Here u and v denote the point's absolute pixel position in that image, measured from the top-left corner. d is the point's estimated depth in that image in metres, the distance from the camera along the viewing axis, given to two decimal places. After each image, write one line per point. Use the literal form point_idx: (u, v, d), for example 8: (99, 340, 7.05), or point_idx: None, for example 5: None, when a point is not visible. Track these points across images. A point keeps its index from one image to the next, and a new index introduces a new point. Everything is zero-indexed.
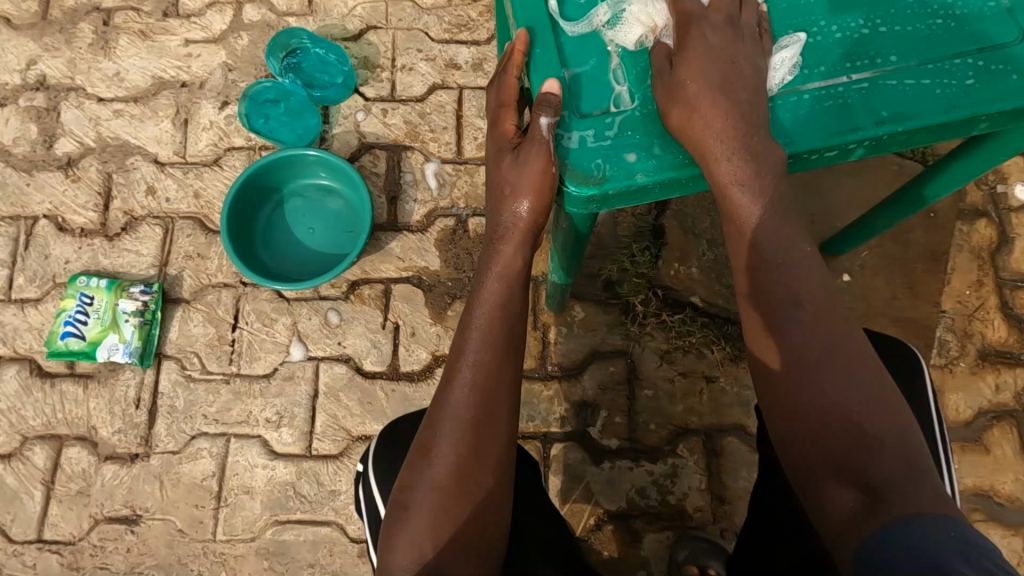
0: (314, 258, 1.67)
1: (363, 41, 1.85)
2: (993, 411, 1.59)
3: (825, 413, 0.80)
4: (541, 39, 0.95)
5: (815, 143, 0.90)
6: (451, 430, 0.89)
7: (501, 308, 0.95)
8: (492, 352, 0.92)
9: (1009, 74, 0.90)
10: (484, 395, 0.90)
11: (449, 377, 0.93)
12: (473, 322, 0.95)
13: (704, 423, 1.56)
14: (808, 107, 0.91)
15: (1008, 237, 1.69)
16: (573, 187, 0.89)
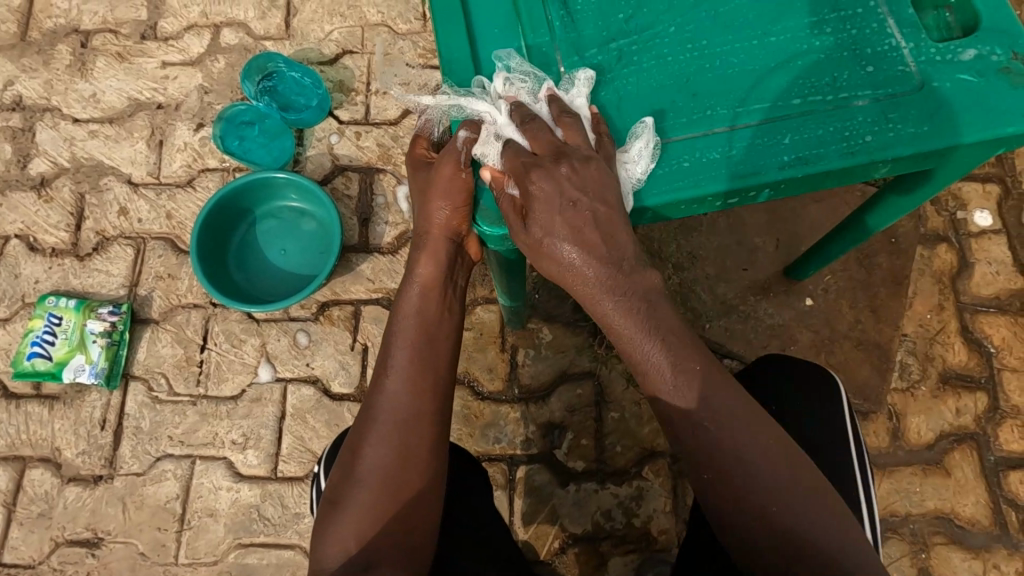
0: (286, 278, 1.68)
1: (339, 65, 1.88)
2: (954, 435, 1.61)
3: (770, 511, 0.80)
4: (465, 85, 1.03)
5: (713, 186, 0.94)
6: (379, 433, 0.91)
7: (422, 315, 1.01)
8: (415, 358, 0.97)
9: (906, 125, 0.94)
10: (408, 399, 0.93)
11: (378, 383, 0.96)
12: (399, 329, 1.00)
13: (670, 445, 1.58)
14: (712, 151, 0.96)
15: (968, 262, 1.73)
16: (485, 225, 0.97)
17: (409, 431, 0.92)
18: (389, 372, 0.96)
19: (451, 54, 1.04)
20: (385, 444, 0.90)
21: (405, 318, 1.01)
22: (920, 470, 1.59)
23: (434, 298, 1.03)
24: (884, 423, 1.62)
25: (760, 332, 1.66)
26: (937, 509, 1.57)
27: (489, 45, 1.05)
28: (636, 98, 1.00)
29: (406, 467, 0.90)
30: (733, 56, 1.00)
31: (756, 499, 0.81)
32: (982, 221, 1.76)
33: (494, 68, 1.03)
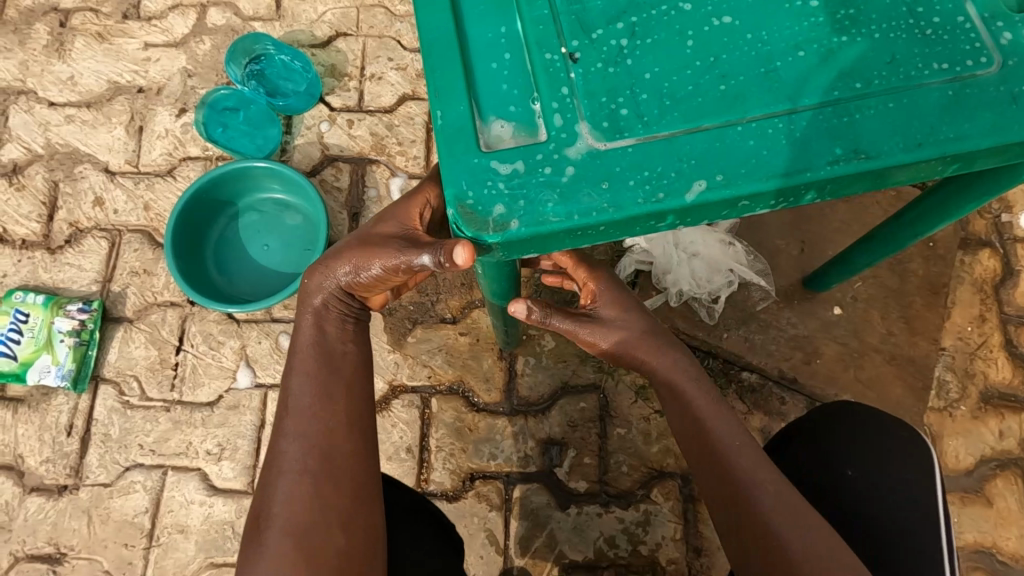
0: (268, 277, 1.56)
1: (331, 48, 1.76)
2: (996, 460, 1.46)
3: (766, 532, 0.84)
4: (438, 60, 0.78)
5: (755, 185, 0.71)
6: (280, 486, 0.81)
7: (323, 348, 0.93)
8: (318, 398, 0.88)
9: (995, 108, 0.72)
10: (313, 438, 0.84)
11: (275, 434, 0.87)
12: (297, 368, 0.91)
13: (681, 465, 1.44)
14: (755, 139, 0.73)
15: (1013, 269, 1.57)
16: (472, 235, 0.72)
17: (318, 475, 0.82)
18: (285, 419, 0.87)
19: (428, 22, 0.79)
20: (290, 496, 0.80)
21: (303, 355, 0.92)
22: (957, 498, 1.44)
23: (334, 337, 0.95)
24: None
25: (780, 344, 1.52)
26: (976, 542, 1.42)
27: (475, 14, 0.80)
28: (657, 78, 0.76)
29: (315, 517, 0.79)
30: (764, 31, 0.77)
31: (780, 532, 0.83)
32: None
33: (482, 41, 0.79)
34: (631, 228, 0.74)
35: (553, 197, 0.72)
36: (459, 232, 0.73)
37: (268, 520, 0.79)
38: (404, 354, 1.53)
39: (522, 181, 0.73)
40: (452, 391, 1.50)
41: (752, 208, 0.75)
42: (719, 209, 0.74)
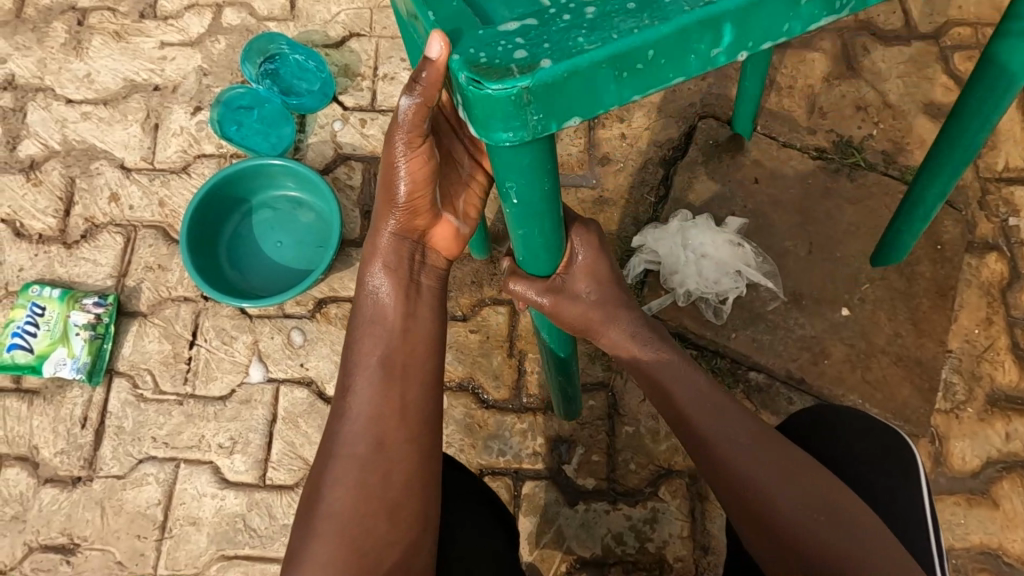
0: (280, 273, 1.58)
1: (345, 48, 1.78)
2: (1003, 462, 1.46)
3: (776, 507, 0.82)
4: None
5: None
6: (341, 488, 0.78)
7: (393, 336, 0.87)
8: (387, 396, 0.83)
9: None
10: (378, 438, 0.81)
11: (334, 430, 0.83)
12: (362, 361, 0.86)
13: (689, 464, 1.45)
14: None
15: (1020, 272, 1.58)
16: (491, 88, 0.59)
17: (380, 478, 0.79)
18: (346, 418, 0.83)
19: None
20: (349, 498, 0.78)
21: (368, 347, 0.87)
22: (964, 500, 1.45)
23: (403, 321, 0.89)
24: (925, 447, 1.48)
25: (789, 344, 1.53)
26: (982, 544, 1.42)
27: None
28: None
29: (379, 521, 0.77)
30: None
31: (785, 503, 0.82)
32: None
33: None
34: (674, 61, 0.62)
35: (577, 30, 0.61)
36: (477, 91, 0.60)
37: (324, 523, 0.77)
38: None
39: (539, 32, 0.61)
40: (462, 387, 1.51)
41: (817, 15, 0.64)
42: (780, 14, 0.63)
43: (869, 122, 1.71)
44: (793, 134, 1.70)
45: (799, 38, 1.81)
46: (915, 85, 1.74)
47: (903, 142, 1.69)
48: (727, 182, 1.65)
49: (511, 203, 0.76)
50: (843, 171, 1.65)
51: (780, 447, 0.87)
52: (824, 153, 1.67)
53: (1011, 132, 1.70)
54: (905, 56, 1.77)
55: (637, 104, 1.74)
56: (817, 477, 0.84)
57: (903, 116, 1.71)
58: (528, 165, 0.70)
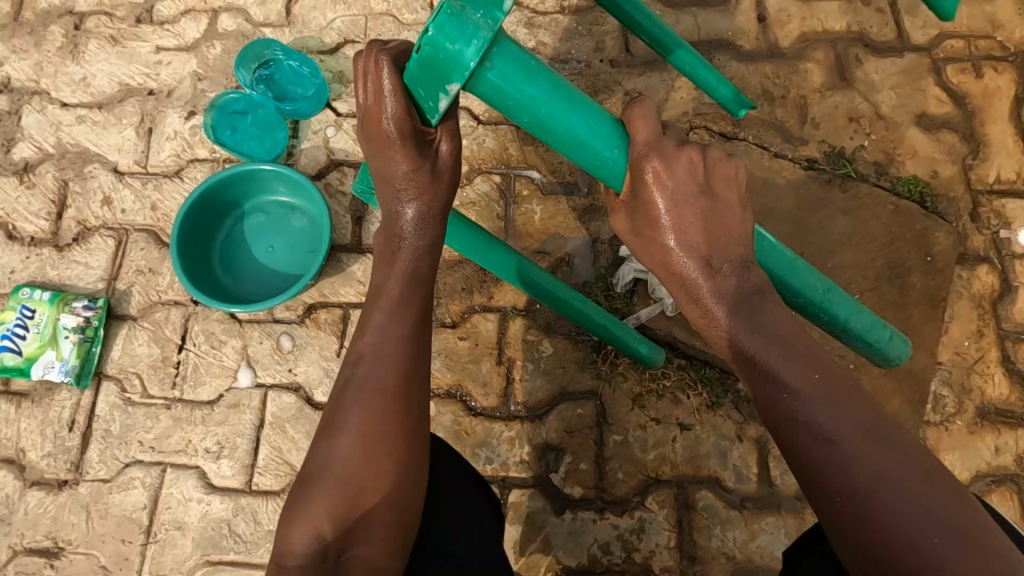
0: (273, 278, 1.58)
1: (340, 55, 1.79)
2: (992, 475, 1.46)
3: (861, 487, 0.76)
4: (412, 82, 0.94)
5: None
6: (349, 429, 0.86)
7: (406, 288, 0.99)
8: (400, 343, 0.93)
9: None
10: (384, 385, 0.88)
11: (347, 372, 0.92)
12: (378, 307, 0.97)
13: (677, 473, 1.45)
14: None
15: (1011, 285, 1.58)
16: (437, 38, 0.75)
17: (382, 424, 0.86)
18: (357, 361, 0.93)
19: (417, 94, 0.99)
20: (354, 441, 0.85)
21: (385, 292, 0.99)
22: None
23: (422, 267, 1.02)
24: None
25: None
26: None
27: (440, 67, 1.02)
28: None
29: (374, 469, 0.83)
30: None
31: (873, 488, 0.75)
32: None
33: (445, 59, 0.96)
34: None
35: None
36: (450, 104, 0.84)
37: (330, 464, 0.85)
38: None
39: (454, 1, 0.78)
40: (450, 394, 1.51)
41: None
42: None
43: (861, 133, 1.72)
44: (785, 144, 1.70)
45: (793, 48, 1.81)
46: (907, 96, 1.75)
47: (895, 154, 1.69)
48: None
49: (527, 119, 0.88)
50: (835, 181, 1.66)
51: (873, 427, 0.80)
52: (815, 163, 1.68)
53: (1003, 144, 1.70)
54: (898, 68, 1.78)
55: None
56: (912, 463, 0.77)
57: (895, 128, 1.72)
58: (517, 74, 0.82)
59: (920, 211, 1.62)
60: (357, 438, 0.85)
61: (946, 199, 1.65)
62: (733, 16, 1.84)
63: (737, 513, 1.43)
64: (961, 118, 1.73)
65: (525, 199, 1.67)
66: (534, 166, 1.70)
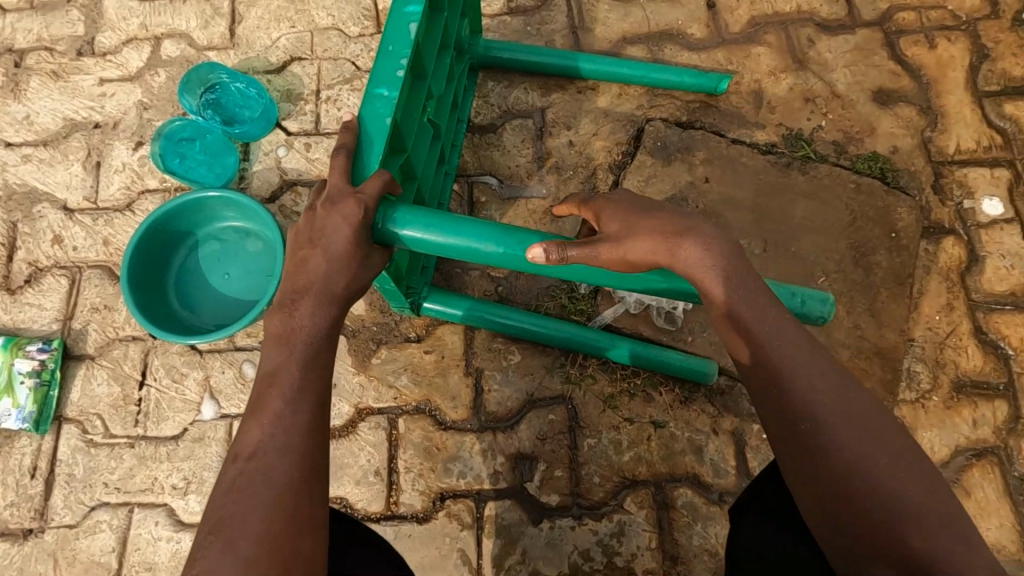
0: (233, 306, 1.55)
1: (286, 73, 1.77)
2: (972, 449, 1.45)
3: (847, 470, 0.76)
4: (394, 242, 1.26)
5: (392, 46, 1.08)
6: (244, 531, 0.75)
7: (308, 374, 0.91)
8: (303, 433, 0.85)
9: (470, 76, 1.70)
10: (289, 475, 0.81)
11: (235, 467, 0.82)
12: (275, 391, 0.89)
13: (654, 473, 1.43)
14: (396, 47, 1.08)
15: (977, 255, 1.58)
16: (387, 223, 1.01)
17: (287, 521, 0.77)
18: (248, 454, 0.83)
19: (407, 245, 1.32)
20: (255, 542, 0.74)
21: (284, 374, 0.90)
22: None
23: (326, 339, 0.96)
24: None
25: None
26: None
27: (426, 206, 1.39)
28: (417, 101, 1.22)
29: (280, 559, 0.74)
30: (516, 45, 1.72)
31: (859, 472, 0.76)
32: (991, 209, 1.62)
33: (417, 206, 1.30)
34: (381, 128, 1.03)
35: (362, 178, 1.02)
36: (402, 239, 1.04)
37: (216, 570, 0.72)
38: (369, 376, 1.51)
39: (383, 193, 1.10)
40: (419, 410, 1.48)
41: (393, 54, 1.07)
42: (393, 66, 1.06)
43: (818, 113, 1.70)
44: (742, 131, 1.68)
45: (744, 33, 1.79)
46: (862, 72, 1.74)
47: (853, 132, 1.68)
48: (677, 183, 1.63)
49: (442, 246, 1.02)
50: (794, 164, 1.64)
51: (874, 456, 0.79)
52: (773, 147, 1.66)
53: (960, 114, 1.70)
54: (850, 46, 1.77)
55: (585, 110, 1.73)
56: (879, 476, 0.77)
57: (851, 106, 1.71)
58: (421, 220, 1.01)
59: (880, 187, 1.61)
60: (253, 539, 0.74)
61: (907, 173, 1.64)
62: (682, 5, 1.82)
63: (718, 509, 1.41)
64: (917, 91, 1.72)
65: (483, 206, 1.66)
66: (490, 172, 1.68)
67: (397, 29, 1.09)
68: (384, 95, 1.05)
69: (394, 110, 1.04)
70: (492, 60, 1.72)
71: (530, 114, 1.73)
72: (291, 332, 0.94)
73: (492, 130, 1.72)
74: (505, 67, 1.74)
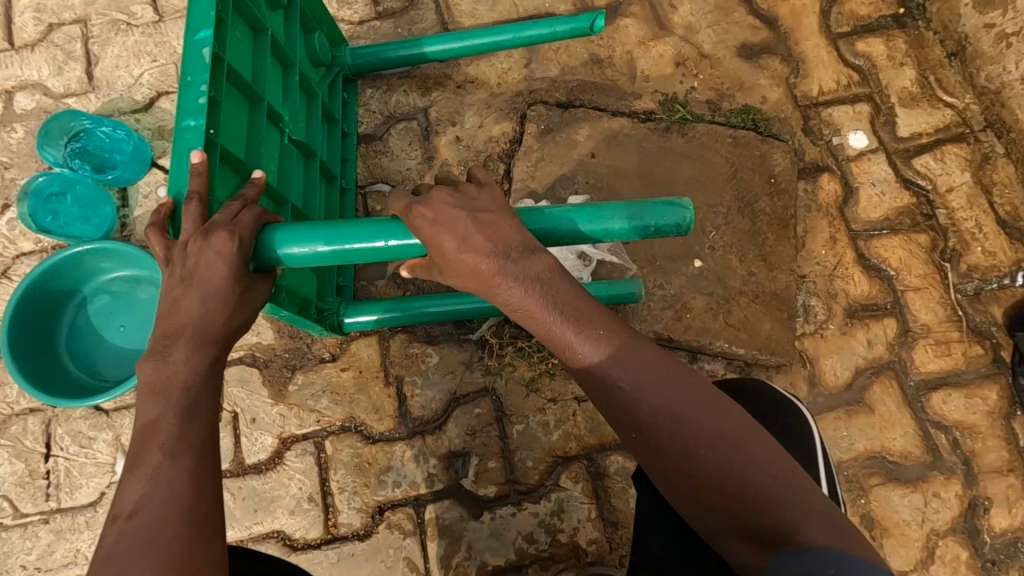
0: (135, 358, 1.49)
1: (155, 109, 1.70)
2: (870, 368, 1.55)
3: (695, 463, 0.82)
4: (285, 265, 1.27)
5: (191, 74, 1.08)
6: None
7: (188, 422, 0.89)
8: (187, 483, 0.84)
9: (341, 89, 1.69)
10: (174, 528, 0.79)
11: (114, 530, 0.80)
12: (153, 445, 0.86)
13: (584, 446, 1.47)
14: (195, 73, 1.08)
15: (851, 187, 1.68)
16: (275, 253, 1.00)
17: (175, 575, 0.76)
18: (128, 514, 0.80)
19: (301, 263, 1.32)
20: None
21: (162, 426, 0.88)
22: (844, 413, 1.52)
23: (205, 385, 0.93)
24: (799, 372, 1.54)
25: (652, 306, 1.54)
26: (868, 450, 1.50)
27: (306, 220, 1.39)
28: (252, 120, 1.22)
29: None
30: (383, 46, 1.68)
31: (704, 467, 0.83)
32: (857, 142, 1.72)
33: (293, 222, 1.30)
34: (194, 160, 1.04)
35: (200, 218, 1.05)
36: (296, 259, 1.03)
37: None
38: (289, 404, 1.48)
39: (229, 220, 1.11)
40: (345, 429, 1.47)
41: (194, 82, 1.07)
42: (195, 94, 1.07)
43: (689, 75, 1.76)
44: (620, 103, 1.73)
45: (610, 6, 1.83)
46: (725, 31, 1.81)
47: (725, 89, 1.75)
48: (566, 163, 1.66)
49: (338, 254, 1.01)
50: (673, 127, 1.69)
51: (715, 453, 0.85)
52: (652, 114, 1.71)
53: (819, 58, 1.80)
54: (711, 6, 1.84)
55: (467, 104, 1.73)
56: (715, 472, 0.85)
57: (719, 64, 1.78)
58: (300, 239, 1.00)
59: (755, 137, 1.69)
60: None
61: (778, 120, 1.73)
62: None
63: None
64: (777, 41, 1.81)
65: (379, 215, 1.65)
66: (382, 180, 1.68)
67: (193, 55, 1.08)
68: (192, 126, 1.06)
69: (203, 138, 1.05)
70: (363, 66, 1.69)
71: (414, 115, 1.73)
72: (165, 382, 0.91)
73: (378, 137, 1.71)
74: (379, 70, 1.71)
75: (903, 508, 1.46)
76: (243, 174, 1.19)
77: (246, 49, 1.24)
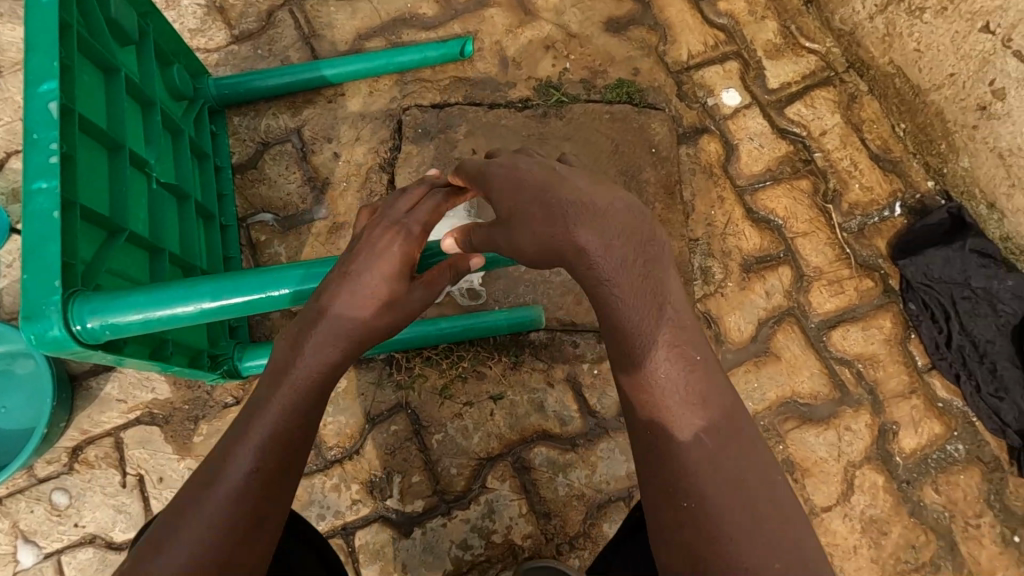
0: (19, 437, 1.42)
1: (7, 172, 1.59)
2: (772, 318, 1.59)
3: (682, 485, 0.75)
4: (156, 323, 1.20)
5: (36, 130, 0.97)
6: None
7: (245, 494, 0.82)
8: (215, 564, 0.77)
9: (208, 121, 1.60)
10: None
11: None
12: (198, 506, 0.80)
13: (505, 444, 1.46)
14: (41, 130, 0.97)
15: (731, 145, 1.72)
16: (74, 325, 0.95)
17: None
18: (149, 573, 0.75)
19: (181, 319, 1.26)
20: None
21: (215, 489, 0.82)
22: (752, 365, 1.56)
23: (276, 455, 0.86)
24: (705, 333, 1.57)
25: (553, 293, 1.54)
26: (779, 396, 1.54)
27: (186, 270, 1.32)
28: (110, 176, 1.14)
29: None
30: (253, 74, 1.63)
31: (709, 499, 0.73)
32: (731, 100, 1.75)
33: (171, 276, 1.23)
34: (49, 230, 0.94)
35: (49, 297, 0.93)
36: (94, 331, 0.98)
37: None
38: (196, 457, 1.42)
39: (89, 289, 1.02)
40: None
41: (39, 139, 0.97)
42: (43, 154, 0.96)
43: (560, 57, 1.76)
44: (495, 95, 1.72)
45: None
46: (590, 7, 1.81)
47: (597, 66, 1.76)
48: (448, 163, 1.64)
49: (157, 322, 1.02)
50: (550, 112, 1.69)
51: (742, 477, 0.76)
52: (528, 102, 1.71)
53: (685, 22, 1.81)
54: None
55: (341, 118, 1.69)
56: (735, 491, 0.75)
57: (588, 42, 1.78)
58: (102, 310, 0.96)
59: (632, 110, 1.70)
60: None
61: (652, 90, 1.74)
62: None
63: (573, 454, 1.47)
64: (643, 11, 1.82)
65: (265, 246, 1.60)
66: (264, 209, 1.62)
67: (37, 110, 0.98)
68: (44, 188, 0.95)
69: (60, 200, 0.95)
70: (230, 98, 1.63)
71: (288, 138, 1.67)
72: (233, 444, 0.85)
73: (253, 165, 1.65)
74: (247, 99, 1.65)
75: (818, 446, 1.52)
76: (105, 233, 1.10)
77: (97, 95, 1.15)
